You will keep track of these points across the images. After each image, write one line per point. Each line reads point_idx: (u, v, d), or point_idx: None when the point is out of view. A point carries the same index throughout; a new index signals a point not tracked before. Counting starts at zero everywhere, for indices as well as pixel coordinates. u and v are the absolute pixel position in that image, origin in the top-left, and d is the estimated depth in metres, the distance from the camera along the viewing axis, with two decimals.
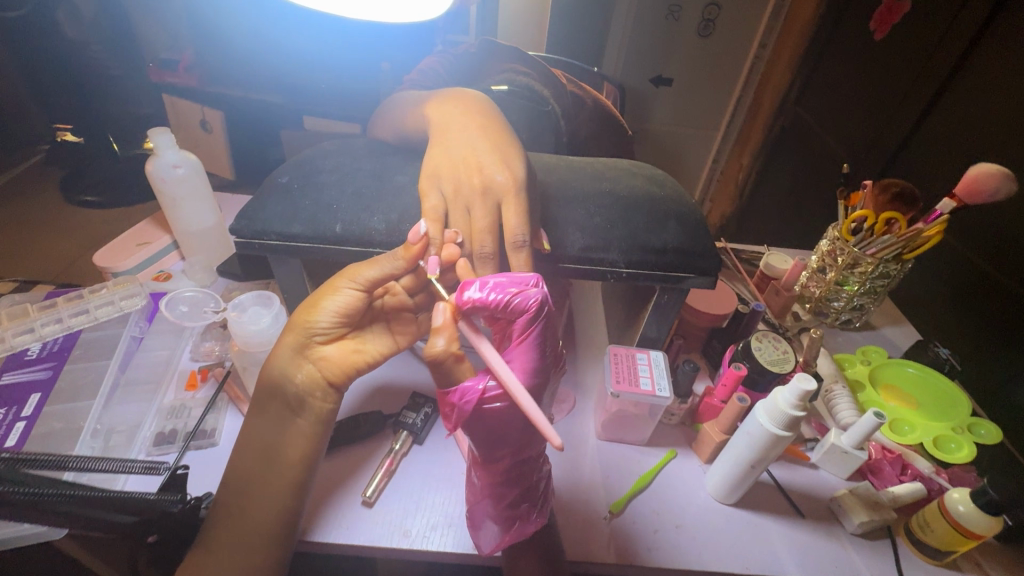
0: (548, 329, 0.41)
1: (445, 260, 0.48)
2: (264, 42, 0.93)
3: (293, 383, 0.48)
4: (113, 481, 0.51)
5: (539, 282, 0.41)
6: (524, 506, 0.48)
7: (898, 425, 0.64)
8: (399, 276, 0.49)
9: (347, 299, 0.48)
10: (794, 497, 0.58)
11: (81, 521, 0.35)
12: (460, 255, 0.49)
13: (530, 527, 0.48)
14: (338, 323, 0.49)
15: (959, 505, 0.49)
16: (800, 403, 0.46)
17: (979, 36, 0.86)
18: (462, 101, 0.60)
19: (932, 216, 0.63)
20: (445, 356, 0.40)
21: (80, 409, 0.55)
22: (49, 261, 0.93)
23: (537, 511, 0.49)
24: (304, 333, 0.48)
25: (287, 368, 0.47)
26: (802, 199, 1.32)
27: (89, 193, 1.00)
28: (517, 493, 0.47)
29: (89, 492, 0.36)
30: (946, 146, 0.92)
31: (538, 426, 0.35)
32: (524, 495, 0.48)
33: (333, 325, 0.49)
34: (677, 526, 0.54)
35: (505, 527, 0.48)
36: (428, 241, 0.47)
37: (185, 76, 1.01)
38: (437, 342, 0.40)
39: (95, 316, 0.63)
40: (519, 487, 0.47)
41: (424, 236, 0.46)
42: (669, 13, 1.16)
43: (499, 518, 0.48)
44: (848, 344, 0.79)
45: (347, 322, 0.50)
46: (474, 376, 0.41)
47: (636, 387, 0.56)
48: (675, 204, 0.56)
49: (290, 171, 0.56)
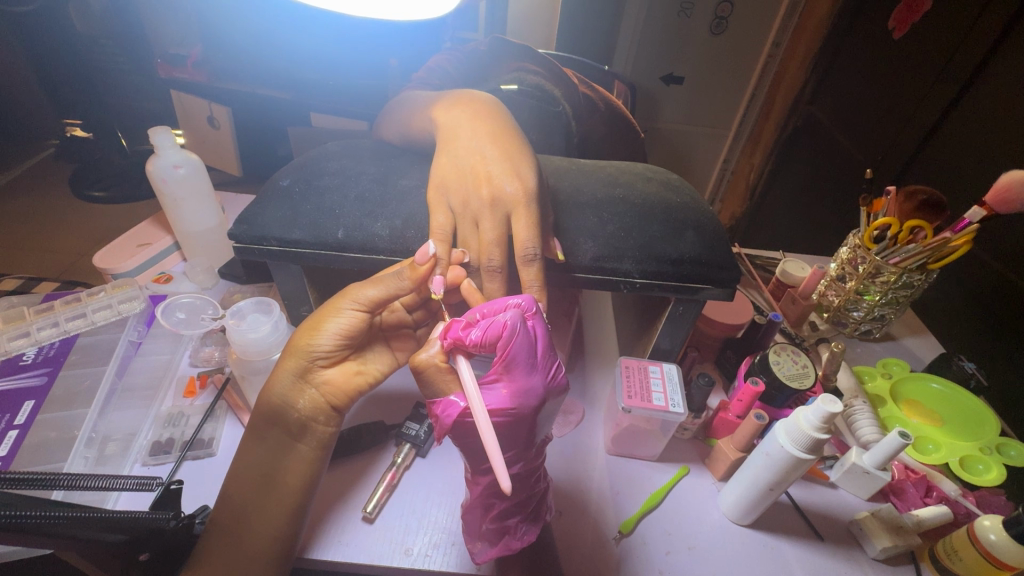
0: (536, 349, 0.37)
1: (451, 282, 0.47)
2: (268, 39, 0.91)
3: (295, 410, 0.47)
4: (104, 499, 0.50)
5: (524, 303, 0.39)
6: (515, 520, 0.46)
7: (922, 444, 0.61)
8: (403, 295, 0.48)
9: (349, 320, 0.47)
10: (812, 518, 0.55)
11: (74, 545, 0.33)
12: (465, 277, 0.48)
13: (517, 543, 0.46)
14: (340, 345, 0.48)
15: (990, 533, 0.47)
16: (824, 425, 0.44)
17: (1004, 35, 0.82)
18: (470, 103, 0.57)
19: (960, 225, 0.60)
20: (428, 366, 0.39)
21: (74, 417, 0.53)
22: (52, 261, 0.99)
23: (527, 527, 0.47)
24: (306, 355, 0.47)
25: (288, 395, 0.46)
26: (817, 200, 1.28)
27: (96, 189, 1.08)
28: (508, 506, 0.44)
29: (91, 511, 0.34)
30: (966, 148, 0.88)
31: (494, 463, 0.31)
32: (515, 510, 0.45)
33: (333, 344, 0.47)
34: (689, 548, 0.52)
35: (492, 541, 0.46)
36: (436, 261, 0.46)
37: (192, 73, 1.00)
38: (425, 351, 0.40)
39: (92, 320, 0.62)
40: (511, 499, 0.44)
41: (433, 256, 0.45)
42: (681, 10, 1.13)
43: (491, 527, 0.46)
44: (867, 355, 0.76)
45: (347, 344, 0.48)
46: (460, 389, 0.39)
47: (648, 403, 0.53)
48: (692, 212, 0.54)
49: (292, 173, 0.54)
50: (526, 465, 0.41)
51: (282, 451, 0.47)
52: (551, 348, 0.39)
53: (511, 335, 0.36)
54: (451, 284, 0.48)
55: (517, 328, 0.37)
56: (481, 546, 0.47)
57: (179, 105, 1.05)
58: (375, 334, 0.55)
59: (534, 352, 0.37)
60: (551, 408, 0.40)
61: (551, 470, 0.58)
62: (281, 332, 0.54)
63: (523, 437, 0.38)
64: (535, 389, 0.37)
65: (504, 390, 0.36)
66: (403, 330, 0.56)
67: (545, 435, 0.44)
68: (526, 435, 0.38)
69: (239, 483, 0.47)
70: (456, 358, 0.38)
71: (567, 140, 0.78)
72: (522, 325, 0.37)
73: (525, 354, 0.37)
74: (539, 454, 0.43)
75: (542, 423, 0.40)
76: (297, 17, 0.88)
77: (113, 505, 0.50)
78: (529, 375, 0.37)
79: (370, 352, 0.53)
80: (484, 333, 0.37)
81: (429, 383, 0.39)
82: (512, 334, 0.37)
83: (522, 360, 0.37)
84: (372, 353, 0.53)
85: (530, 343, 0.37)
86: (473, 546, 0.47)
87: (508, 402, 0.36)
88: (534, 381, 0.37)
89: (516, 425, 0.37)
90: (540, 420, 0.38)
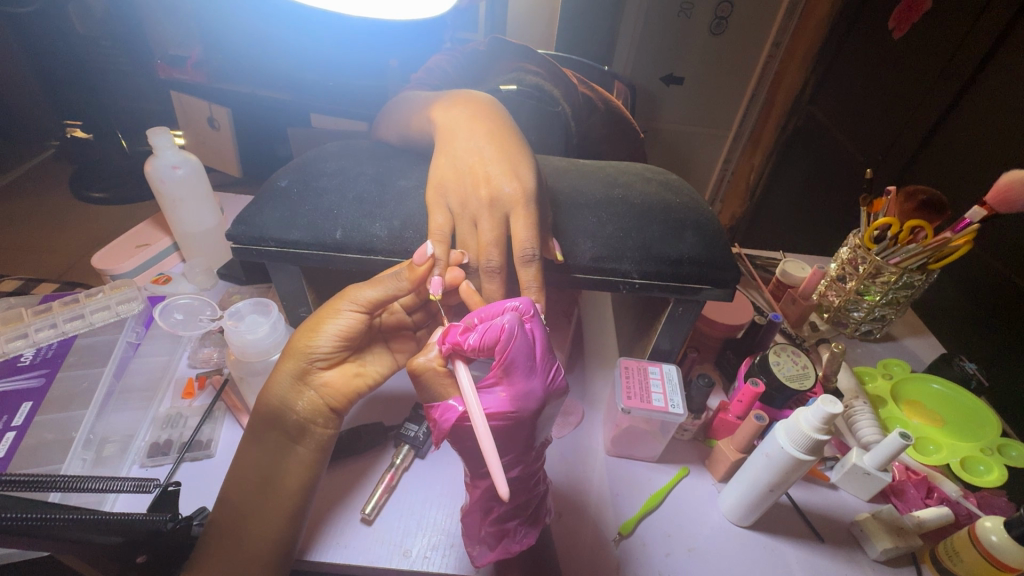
0: (534, 352, 0.37)
1: (449, 283, 0.47)
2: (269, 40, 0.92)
3: (293, 412, 0.47)
4: (102, 501, 0.49)
5: (521, 306, 0.39)
6: (514, 523, 0.45)
7: (923, 444, 0.61)
8: (402, 296, 0.48)
9: (348, 321, 0.47)
10: (812, 519, 0.55)
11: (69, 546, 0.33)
12: (464, 278, 0.47)
13: (516, 547, 0.45)
14: (339, 346, 0.48)
15: (992, 534, 0.47)
16: (825, 426, 0.44)
17: (1005, 34, 0.82)
18: (469, 103, 0.57)
19: (960, 225, 0.60)
20: (426, 370, 0.39)
21: (73, 419, 0.53)
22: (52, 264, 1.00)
23: (526, 530, 0.46)
24: (304, 357, 0.47)
25: (287, 397, 0.46)
26: (817, 200, 1.28)
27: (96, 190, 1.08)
28: (507, 508, 0.44)
29: (88, 513, 0.34)
30: (967, 147, 0.88)
31: (491, 468, 0.31)
32: (514, 513, 0.45)
33: (332, 345, 0.47)
34: (689, 549, 0.52)
35: (491, 545, 0.46)
36: (434, 262, 0.46)
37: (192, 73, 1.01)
38: (424, 355, 0.40)
39: (90, 321, 0.61)
40: (511, 502, 0.44)
41: (430, 257, 0.45)
42: (681, 11, 1.13)
43: (490, 530, 0.45)
44: (868, 356, 0.76)
45: (345, 345, 0.48)
46: (458, 392, 0.38)
47: (648, 404, 0.53)
48: (691, 212, 0.53)
49: (291, 174, 0.54)
50: (525, 468, 0.41)
51: (280, 453, 0.47)
52: (549, 351, 0.39)
53: (509, 338, 0.36)
54: (450, 286, 0.48)
55: (515, 331, 0.36)
56: (480, 550, 0.46)
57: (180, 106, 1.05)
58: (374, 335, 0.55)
59: (532, 355, 0.37)
60: (550, 411, 0.40)
61: (550, 472, 0.57)
62: (280, 334, 0.54)
63: (522, 441, 0.38)
64: (534, 392, 0.36)
65: (503, 394, 0.36)
66: (402, 330, 0.56)
67: (545, 437, 0.44)
68: (525, 438, 0.38)
69: (238, 486, 0.46)
70: (455, 363, 0.37)
71: (567, 141, 0.78)
72: (520, 328, 0.37)
73: (524, 357, 0.37)
74: (539, 456, 0.43)
75: (542, 426, 0.40)
76: (295, 18, 0.88)
77: (111, 507, 0.49)
78: (528, 378, 0.37)
79: (370, 353, 0.53)
80: (482, 338, 0.36)
81: (427, 385, 0.39)
82: (509, 337, 0.36)
83: (520, 364, 0.36)
84: (371, 355, 0.53)
85: (528, 346, 0.37)
86: (473, 550, 0.47)
87: (508, 406, 0.36)
88: (533, 384, 0.37)
89: (516, 429, 0.37)
90: (539, 424, 0.38)
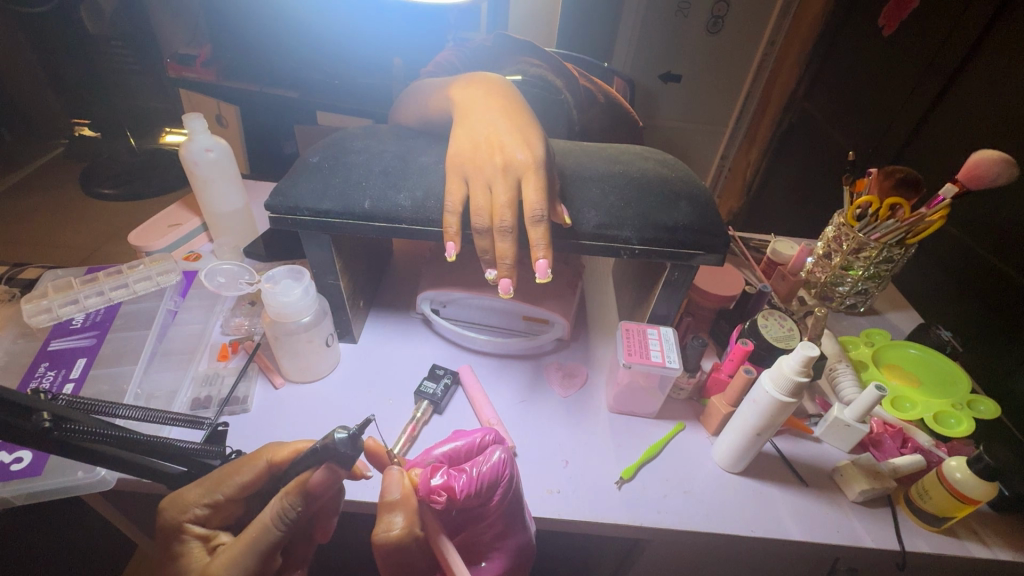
0: (510, 488, 0.49)
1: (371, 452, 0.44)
2: (298, 39, 1.09)
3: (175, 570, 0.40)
4: (159, 429, 0.56)
5: (507, 449, 0.49)
6: None
7: (899, 402, 0.66)
8: (300, 476, 0.37)
9: (249, 477, 0.41)
10: (796, 467, 0.60)
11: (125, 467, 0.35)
12: (371, 435, 0.45)
13: None
14: (229, 519, 0.43)
15: (956, 472, 0.51)
16: (804, 369, 0.49)
17: (986, 31, 0.87)
18: (485, 84, 0.63)
19: (934, 203, 0.65)
20: (393, 490, 0.43)
21: (123, 374, 0.58)
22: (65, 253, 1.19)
23: None
24: (175, 525, 0.41)
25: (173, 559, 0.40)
26: (806, 191, 1.33)
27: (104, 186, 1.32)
28: None
29: (130, 432, 0.36)
30: (945, 138, 0.93)
31: None
32: None
33: (214, 519, 0.42)
34: (686, 492, 0.57)
35: None
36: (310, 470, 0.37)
37: (201, 71, 1.15)
38: (390, 491, 0.43)
39: (134, 290, 0.66)
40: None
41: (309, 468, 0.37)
42: (680, 9, 1.23)
43: None
44: (851, 327, 0.81)
45: (232, 521, 0.43)
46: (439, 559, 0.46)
47: (647, 359, 0.58)
48: (686, 186, 0.59)
49: (322, 152, 0.59)
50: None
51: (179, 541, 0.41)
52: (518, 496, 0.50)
53: (502, 480, 0.48)
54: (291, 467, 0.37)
55: (504, 477, 0.48)
56: None
57: (187, 101, 1.23)
58: (236, 462, 0.41)
59: (511, 510, 0.50)
60: (526, 551, 0.53)
61: (533, 515, 0.54)
62: (312, 297, 0.58)
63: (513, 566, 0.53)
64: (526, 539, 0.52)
65: (506, 537, 0.51)
66: (281, 451, 0.41)
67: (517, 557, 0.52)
68: (517, 555, 0.52)
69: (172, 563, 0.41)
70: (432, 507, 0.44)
71: (569, 128, 0.85)
72: (504, 473, 0.48)
73: (511, 504, 0.50)
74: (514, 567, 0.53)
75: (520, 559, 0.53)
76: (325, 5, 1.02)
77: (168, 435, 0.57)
78: (510, 526, 0.51)
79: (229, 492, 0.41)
80: (481, 473, 0.47)
81: (393, 554, 0.42)
82: (501, 480, 0.48)
83: (507, 515, 0.50)
84: (233, 513, 0.42)
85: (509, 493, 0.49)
86: None
87: (519, 533, 0.52)
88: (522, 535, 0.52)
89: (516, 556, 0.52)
90: (519, 568, 0.53)
